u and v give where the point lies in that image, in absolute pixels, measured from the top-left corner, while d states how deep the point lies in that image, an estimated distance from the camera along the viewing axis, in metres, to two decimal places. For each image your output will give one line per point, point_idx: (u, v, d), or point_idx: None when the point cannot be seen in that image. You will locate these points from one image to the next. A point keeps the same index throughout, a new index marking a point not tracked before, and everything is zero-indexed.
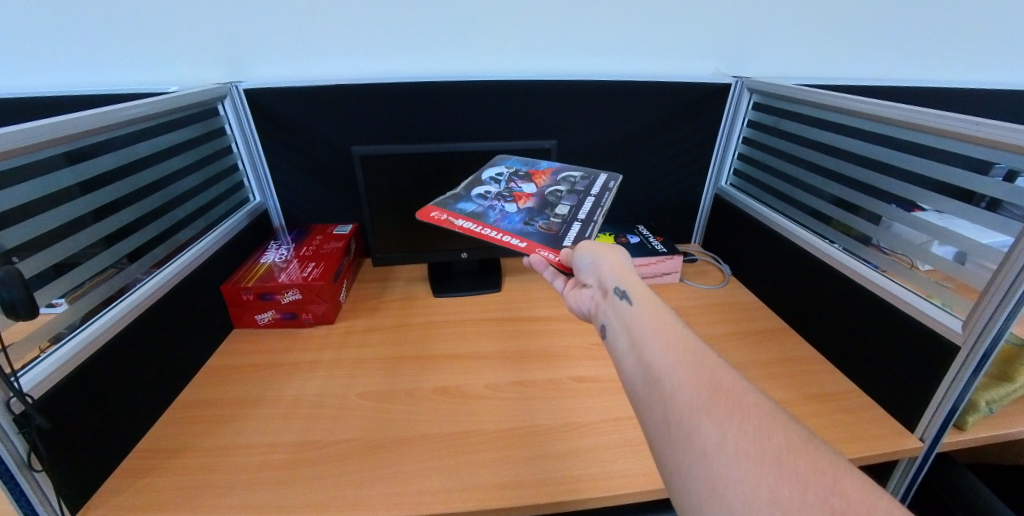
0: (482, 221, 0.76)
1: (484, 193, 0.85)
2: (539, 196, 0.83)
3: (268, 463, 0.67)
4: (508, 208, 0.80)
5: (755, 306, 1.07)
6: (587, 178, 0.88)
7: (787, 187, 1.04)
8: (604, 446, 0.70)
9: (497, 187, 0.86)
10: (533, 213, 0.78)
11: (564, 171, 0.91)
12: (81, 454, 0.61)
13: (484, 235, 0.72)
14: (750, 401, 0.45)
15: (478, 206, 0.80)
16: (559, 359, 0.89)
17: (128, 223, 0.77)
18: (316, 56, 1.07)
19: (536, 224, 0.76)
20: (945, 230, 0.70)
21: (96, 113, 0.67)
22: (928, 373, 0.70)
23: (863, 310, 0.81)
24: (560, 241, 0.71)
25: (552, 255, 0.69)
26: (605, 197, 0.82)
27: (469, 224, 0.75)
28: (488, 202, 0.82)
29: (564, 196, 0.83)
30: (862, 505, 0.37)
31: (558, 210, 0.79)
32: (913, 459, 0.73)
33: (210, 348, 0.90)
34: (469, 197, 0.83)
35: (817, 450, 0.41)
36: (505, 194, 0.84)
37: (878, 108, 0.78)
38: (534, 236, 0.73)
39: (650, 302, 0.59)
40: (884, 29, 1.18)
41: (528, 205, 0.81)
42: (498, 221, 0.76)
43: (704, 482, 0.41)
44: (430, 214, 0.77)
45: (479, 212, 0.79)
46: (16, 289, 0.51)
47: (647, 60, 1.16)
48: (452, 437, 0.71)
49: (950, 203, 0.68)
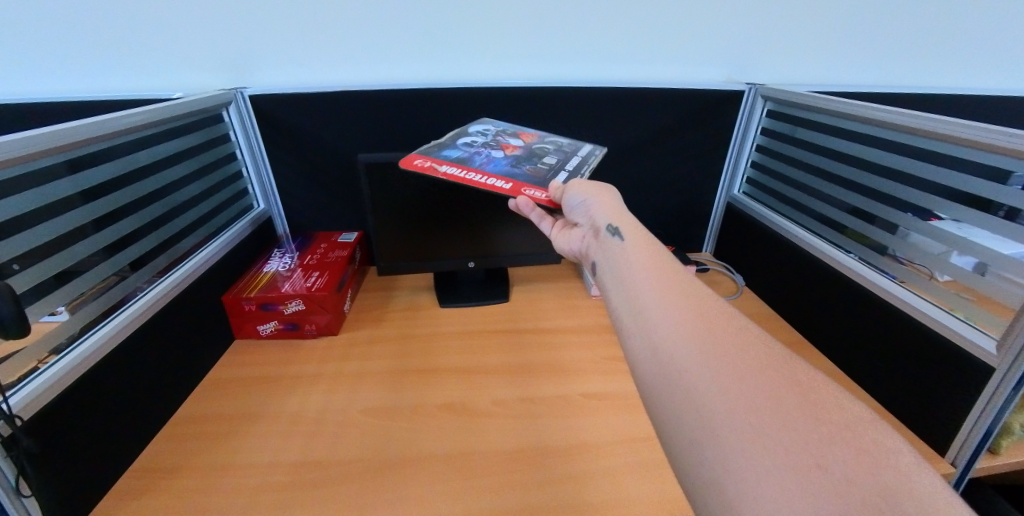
0: (467, 165, 0.72)
1: (467, 143, 0.81)
2: (525, 149, 0.81)
3: (269, 485, 0.65)
4: (492, 154, 0.77)
5: (770, 318, 1.04)
6: (574, 143, 0.88)
7: (801, 196, 1.01)
8: (617, 469, 0.67)
9: (478, 138, 0.83)
10: (519, 162, 0.76)
11: (551, 135, 0.90)
12: (73, 476, 0.59)
13: (469, 179, 0.67)
14: (771, 361, 0.42)
15: (463, 152, 0.76)
16: (569, 374, 0.86)
17: (130, 231, 0.75)
18: (320, 61, 1.05)
19: (522, 170, 0.73)
20: (965, 240, 0.67)
21: (96, 120, 0.65)
22: (960, 393, 0.67)
23: (883, 324, 0.78)
24: (547, 184, 0.70)
25: (539, 193, 0.67)
26: (591, 157, 0.82)
27: (453, 169, 0.70)
28: (474, 151, 0.78)
29: (551, 152, 0.82)
30: (865, 445, 0.35)
31: (544, 160, 0.77)
32: (944, 485, 0.69)
33: (210, 360, 0.88)
34: (454, 146, 0.79)
35: (820, 394, 0.39)
36: (487, 144, 0.80)
37: (893, 115, 0.75)
38: (520, 179, 0.70)
39: (642, 241, 0.59)
40: (901, 35, 1.16)
41: (512, 153, 0.78)
42: (484, 165, 0.73)
43: (702, 432, 0.39)
44: (414, 161, 0.71)
45: (464, 157, 0.74)
46: (5, 306, 0.49)
47: (657, 66, 1.13)
48: (459, 459, 0.69)
49: (973, 214, 0.66)
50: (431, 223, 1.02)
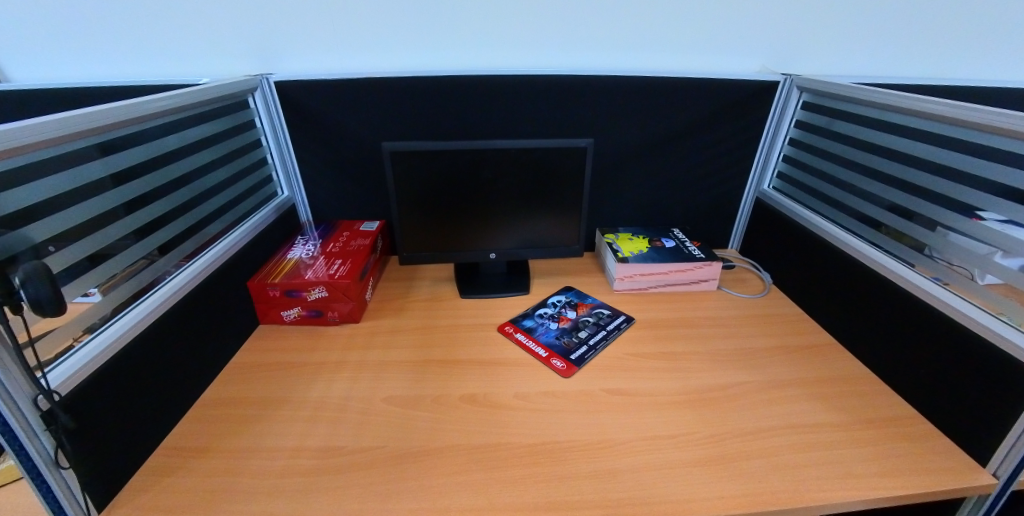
0: (529, 338, 0.93)
1: (539, 311, 1.01)
2: (576, 321, 0.98)
3: (293, 468, 0.66)
4: (550, 324, 0.97)
5: (798, 317, 1.01)
6: (614, 311, 1.01)
7: (837, 191, 0.98)
8: (640, 467, 0.66)
9: (551, 305, 1.03)
10: (564, 334, 0.94)
11: (603, 305, 1.04)
12: (107, 452, 0.60)
13: (527, 347, 0.90)
14: None
15: (531, 318, 0.99)
16: (591, 369, 0.85)
17: (160, 215, 0.76)
18: (347, 48, 1.05)
19: (563, 341, 0.92)
20: (1011, 239, 0.64)
21: (128, 104, 0.66)
22: (1004, 401, 0.64)
23: (924, 327, 0.75)
24: (572, 352, 0.88)
25: (561, 364, 0.85)
26: (615, 333, 0.94)
27: (520, 338, 0.93)
28: (540, 317, 0.99)
29: (591, 324, 0.97)
30: None
31: (583, 333, 0.94)
32: (985, 496, 0.67)
33: (236, 345, 0.89)
34: (529, 311, 1.02)
35: None
36: (553, 313, 1.00)
37: (939, 107, 0.71)
38: (558, 350, 0.89)
39: None
40: (951, 24, 1.09)
41: (565, 324, 0.97)
42: (540, 334, 0.94)
43: None
44: (502, 323, 0.98)
45: (530, 325, 0.96)
46: (43, 286, 0.50)
47: (689, 56, 1.10)
48: (481, 449, 0.68)
49: (1019, 210, 0.62)
50: (455, 213, 1.01)
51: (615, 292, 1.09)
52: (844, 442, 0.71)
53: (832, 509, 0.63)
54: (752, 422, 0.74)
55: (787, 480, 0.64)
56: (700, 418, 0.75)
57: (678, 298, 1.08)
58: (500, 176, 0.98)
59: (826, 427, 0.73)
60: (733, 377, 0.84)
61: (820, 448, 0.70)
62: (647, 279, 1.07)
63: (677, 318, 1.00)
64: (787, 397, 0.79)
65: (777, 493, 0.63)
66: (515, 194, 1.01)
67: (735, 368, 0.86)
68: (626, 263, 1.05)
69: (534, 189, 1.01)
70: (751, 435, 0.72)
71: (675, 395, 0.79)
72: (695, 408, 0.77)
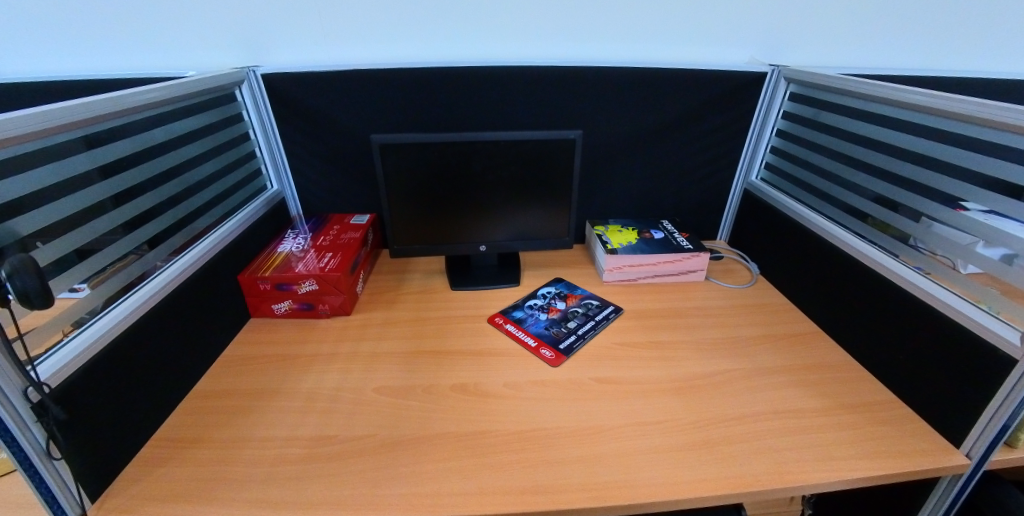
0: (520, 327, 0.94)
1: (530, 303, 1.02)
2: (565, 312, 0.99)
3: (285, 457, 0.67)
4: (540, 315, 0.98)
5: (785, 306, 1.03)
6: (602, 304, 1.02)
7: (822, 183, 0.99)
8: (627, 451, 0.68)
9: (541, 297, 1.04)
10: (553, 324, 0.95)
11: (591, 297, 1.04)
12: (100, 444, 0.61)
13: (517, 337, 0.91)
14: None
15: (523, 310, 0.99)
16: (581, 358, 0.86)
17: (147, 209, 0.76)
18: (337, 40, 1.04)
19: (552, 331, 0.93)
20: (989, 227, 0.65)
21: (112, 96, 0.66)
22: (978, 387, 0.66)
23: (904, 315, 0.76)
24: (561, 342, 0.90)
25: (550, 353, 0.87)
26: (602, 324, 0.95)
27: (512, 328, 0.94)
28: (531, 309, 0.99)
29: (580, 315, 0.98)
30: None
31: (572, 323, 0.95)
32: (957, 477, 0.69)
33: (227, 338, 0.89)
34: (521, 304, 1.02)
35: None
36: (543, 305, 1.01)
37: (923, 99, 0.72)
38: (548, 339, 0.91)
39: None
40: (935, 14, 1.10)
41: (554, 315, 0.98)
42: (530, 324, 0.95)
43: None
44: (494, 317, 0.97)
45: (521, 317, 0.97)
46: (30, 279, 0.50)
47: (677, 46, 1.10)
48: (472, 436, 0.70)
49: (996, 198, 0.64)
50: (445, 205, 1.02)
51: (605, 283, 1.11)
52: (826, 426, 0.72)
53: (814, 490, 0.64)
54: (736, 407, 0.76)
55: (770, 463, 0.66)
56: (687, 405, 0.76)
57: (667, 288, 1.09)
58: (491, 168, 0.99)
59: (810, 412, 0.75)
60: (720, 365, 0.85)
61: (802, 431, 0.71)
62: (637, 270, 1.09)
63: (666, 308, 1.01)
64: (772, 384, 0.81)
65: (760, 475, 0.64)
66: (505, 187, 1.01)
67: (721, 355, 0.88)
68: (616, 254, 1.06)
69: (523, 181, 1.01)
70: (735, 420, 0.73)
71: (663, 383, 0.81)
72: (682, 395, 0.78)
